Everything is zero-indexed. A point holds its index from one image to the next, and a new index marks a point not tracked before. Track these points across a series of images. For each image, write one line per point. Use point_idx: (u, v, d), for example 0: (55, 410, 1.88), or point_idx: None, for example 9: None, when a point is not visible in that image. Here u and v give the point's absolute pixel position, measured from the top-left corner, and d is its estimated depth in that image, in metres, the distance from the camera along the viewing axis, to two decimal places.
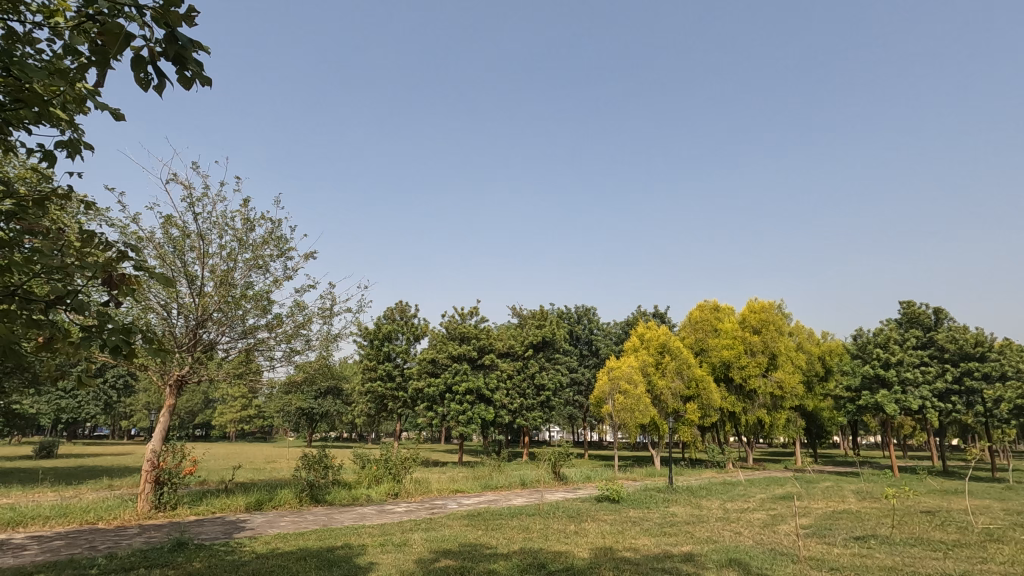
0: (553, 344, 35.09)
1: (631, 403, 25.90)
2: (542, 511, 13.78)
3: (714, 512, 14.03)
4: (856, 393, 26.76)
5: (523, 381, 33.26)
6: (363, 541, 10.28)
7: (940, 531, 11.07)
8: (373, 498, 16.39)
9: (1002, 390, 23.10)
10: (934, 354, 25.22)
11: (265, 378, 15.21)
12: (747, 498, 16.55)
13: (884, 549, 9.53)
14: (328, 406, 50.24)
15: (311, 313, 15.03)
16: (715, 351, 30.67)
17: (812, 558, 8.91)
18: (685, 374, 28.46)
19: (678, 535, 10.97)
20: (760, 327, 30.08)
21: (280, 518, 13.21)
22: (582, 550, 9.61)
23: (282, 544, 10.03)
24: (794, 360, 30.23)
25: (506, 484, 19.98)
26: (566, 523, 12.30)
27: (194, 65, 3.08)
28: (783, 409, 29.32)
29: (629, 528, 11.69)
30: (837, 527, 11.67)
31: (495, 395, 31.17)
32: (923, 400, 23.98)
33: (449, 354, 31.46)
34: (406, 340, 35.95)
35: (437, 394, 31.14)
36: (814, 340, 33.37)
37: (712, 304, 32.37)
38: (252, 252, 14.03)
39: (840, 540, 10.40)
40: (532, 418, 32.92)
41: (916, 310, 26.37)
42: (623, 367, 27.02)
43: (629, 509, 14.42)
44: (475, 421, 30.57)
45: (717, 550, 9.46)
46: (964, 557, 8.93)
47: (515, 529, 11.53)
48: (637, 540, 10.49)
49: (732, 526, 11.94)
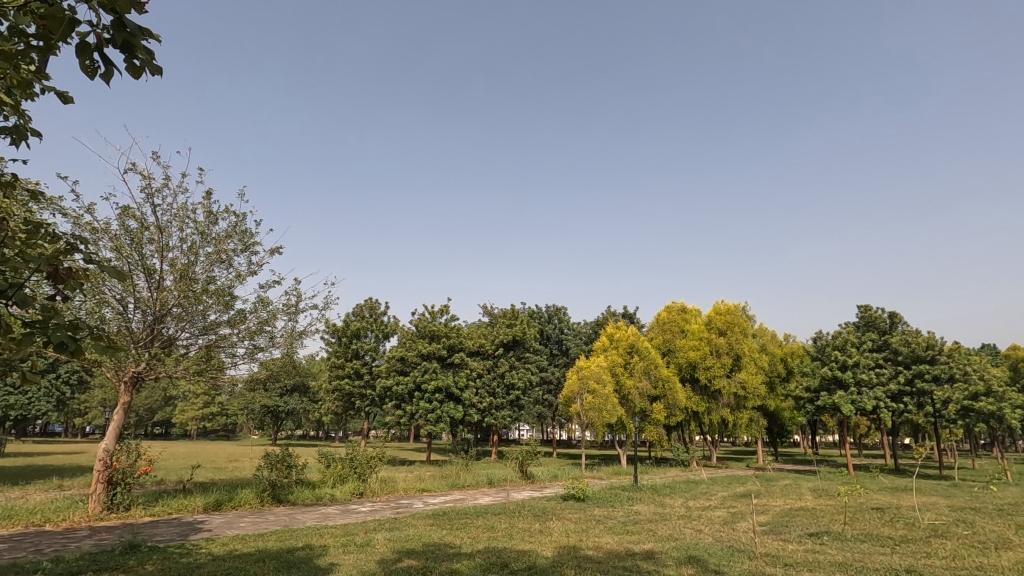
0: (523, 344, 35.28)
1: (599, 403, 26.17)
2: (508, 510, 13.79)
3: (677, 510, 14.29)
4: (815, 394, 27.72)
5: (493, 380, 33.22)
6: (324, 542, 10.12)
7: (889, 527, 11.53)
8: (337, 498, 16.12)
9: (951, 392, 24.10)
10: (889, 356, 26.33)
11: (227, 375, 14.83)
12: (708, 496, 16.92)
13: (836, 545, 9.87)
14: (295, 404, 49.33)
15: (275, 309, 14.71)
16: (682, 351, 31.23)
17: (768, 554, 9.17)
18: (652, 374, 29.00)
19: (640, 533, 11.14)
20: (726, 329, 30.80)
21: (239, 519, 12.92)
22: (546, 549, 9.67)
23: (240, 546, 9.79)
24: (758, 361, 30.96)
25: (473, 483, 19.92)
26: (531, 521, 12.36)
27: (145, 55, 2.99)
28: (745, 408, 30.05)
29: (594, 527, 11.80)
30: (792, 524, 12.06)
31: (464, 394, 31.06)
32: (877, 400, 24.98)
33: (419, 352, 31.30)
34: (375, 337, 35.58)
35: (406, 392, 30.84)
36: (777, 342, 34.32)
37: (679, 305, 32.90)
38: (214, 246, 13.66)
39: (795, 536, 10.74)
40: (501, 417, 32.99)
41: (872, 315, 27.44)
42: (591, 367, 27.22)
43: (593, 508, 14.53)
44: (443, 420, 30.42)
45: (677, 548, 9.65)
46: (909, 552, 9.33)
47: (480, 528, 11.51)
48: (600, 538, 10.61)
49: (693, 524, 12.19)
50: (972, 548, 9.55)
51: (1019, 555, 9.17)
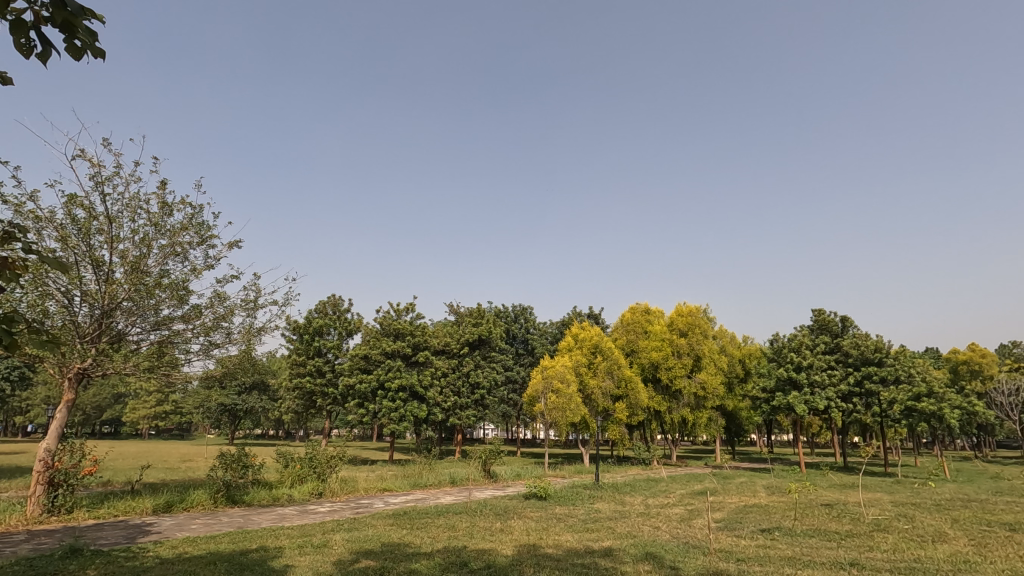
0: (488, 343, 35.33)
1: (562, 402, 26.39)
2: (469, 509, 13.75)
3: (636, 508, 14.51)
4: (770, 394, 28.73)
5: (457, 379, 33.09)
6: (280, 543, 9.89)
7: (836, 523, 12.01)
8: (295, 498, 15.75)
9: (896, 393, 25.17)
10: (840, 358, 27.32)
11: (181, 372, 14.34)
12: (667, 494, 17.24)
13: (786, 541, 10.21)
14: (253, 402, 48.07)
15: (233, 305, 14.29)
16: (644, 352, 31.75)
17: (721, 550, 9.41)
18: (615, 374, 29.42)
19: (600, 531, 11.28)
20: (687, 330, 31.49)
21: (191, 520, 12.51)
22: (506, 548, 9.70)
23: (191, 548, 9.48)
24: (717, 362, 31.78)
25: (435, 483, 19.82)
26: (492, 520, 12.38)
27: (86, 36, 2.86)
28: (705, 408, 30.80)
29: (554, 525, 11.90)
30: (746, 520, 12.42)
31: (428, 393, 30.82)
32: (828, 401, 26.01)
33: (383, 350, 30.93)
34: (338, 335, 34.93)
35: (369, 390, 30.43)
36: (736, 344, 35.26)
37: (643, 306, 33.44)
38: (168, 238, 13.17)
39: (748, 532, 11.07)
40: (465, 417, 32.89)
41: (826, 318, 28.45)
42: (555, 366, 27.38)
43: (555, 507, 14.62)
44: (406, 419, 30.09)
45: (635, 545, 9.82)
46: (853, 546, 9.75)
47: (440, 527, 11.45)
48: (560, 536, 10.71)
49: (651, 521, 12.42)
50: (911, 542, 10.04)
51: (952, 547, 9.71)
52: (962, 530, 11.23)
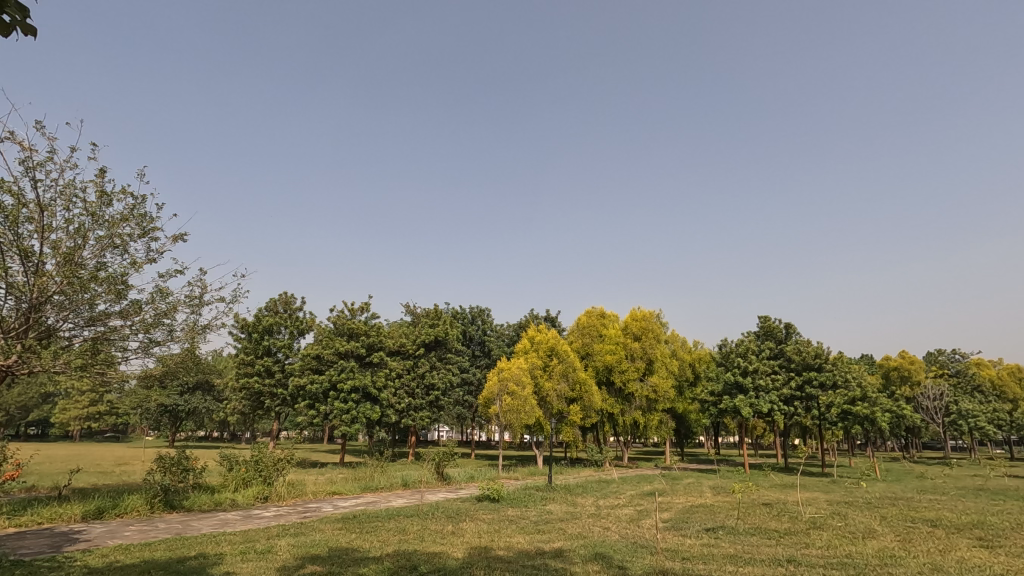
0: (445, 344, 35.10)
1: (517, 404, 26.47)
2: (421, 511, 13.61)
3: (587, 509, 14.72)
4: (718, 398, 29.75)
5: (412, 380, 32.72)
6: (221, 550, 9.52)
7: (776, 521, 12.53)
8: (239, 503, 15.14)
9: (834, 397, 26.44)
10: (783, 363, 28.51)
11: (117, 371, 13.62)
12: (618, 496, 17.53)
13: (729, 539, 10.58)
14: (196, 403, 46.13)
15: (176, 301, 13.63)
16: (599, 355, 32.22)
17: (668, 549, 9.65)
18: (570, 377, 29.74)
19: (551, 533, 11.36)
20: (641, 334, 32.20)
21: (124, 527, 11.87)
22: (457, 551, 9.64)
23: (123, 557, 8.97)
24: (669, 366, 32.61)
25: (387, 485, 19.54)
26: (444, 523, 12.29)
27: (14, 10, 2.68)
28: (656, 411, 31.58)
29: (506, 527, 11.92)
30: (692, 520, 12.79)
31: (382, 394, 30.31)
32: (772, 404, 27.12)
33: (336, 350, 30.26)
34: (289, 334, 33.85)
35: (320, 391, 29.70)
36: (687, 348, 36.29)
37: (599, 310, 33.95)
38: (106, 229, 12.46)
39: (693, 531, 11.41)
40: (420, 418, 32.54)
41: (771, 325, 29.69)
42: (511, 368, 27.46)
43: (507, 509, 14.67)
44: (359, 420, 29.50)
45: (584, 545, 9.97)
46: (791, 543, 10.20)
47: (391, 531, 11.27)
48: (512, 538, 10.73)
49: (602, 522, 12.63)
50: (843, 538, 10.60)
51: (881, 543, 10.28)
52: (890, 526, 11.91)
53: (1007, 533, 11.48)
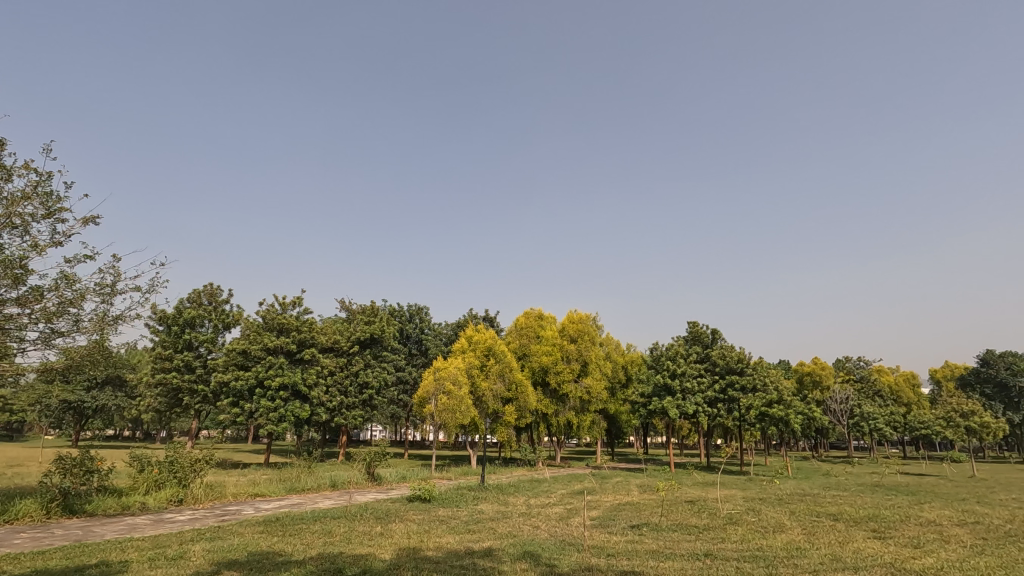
0: (381, 342, 34.48)
1: (453, 404, 26.33)
2: (348, 513, 13.27)
3: (518, 508, 14.86)
4: (648, 399, 30.88)
5: (345, 378, 31.87)
6: (126, 557, 8.88)
7: (696, 518, 13.15)
8: (150, 506, 14.16)
9: (753, 399, 28.00)
10: (709, 367, 29.91)
11: (12, 363, 12.42)
12: (549, 494, 17.83)
13: (652, 536, 10.99)
14: (106, 400, 42.76)
15: (84, 289, 12.58)
16: (535, 356, 32.57)
17: (594, 546, 9.92)
18: (506, 377, 29.86)
19: (481, 532, 11.39)
20: (577, 337, 32.91)
21: (14, 535, 10.82)
22: (384, 552, 9.48)
23: (12, 568, 8.19)
24: (602, 368, 33.50)
25: (314, 486, 18.90)
26: (373, 524, 12.04)
27: None
28: (589, 411, 32.37)
29: (436, 527, 11.83)
30: (618, 517, 13.20)
31: (313, 392, 29.30)
32: (697, 406, 28.43)
33: (264, 346, 28.91)
34: (213, 327, 32.02)
35: (246, 388, 28.30)
36: (620, 351, 37.37)
37: (537, 312, 34.36)
38: (4, 208, 11.34)
39: (620, 529, 11.78)
40: (352, 418, 31.72)
41: (699, 330, 31.10)
42: (448, 368, 27.27)
43: (438, 509, 14.58)
44: (286, 419, 28.35)
45: (514, 544, 10.06)
46: (708, 538, 10.75)
47: (315, 534, 10.91)
48: (441, 538, 10.66)
49: (531, 521, 12.79)
50: (755, 533, 11.30)
51: (788, 536, 11.06)
52: (797, 521, 12.80)
53: (896, 524, 12.62)
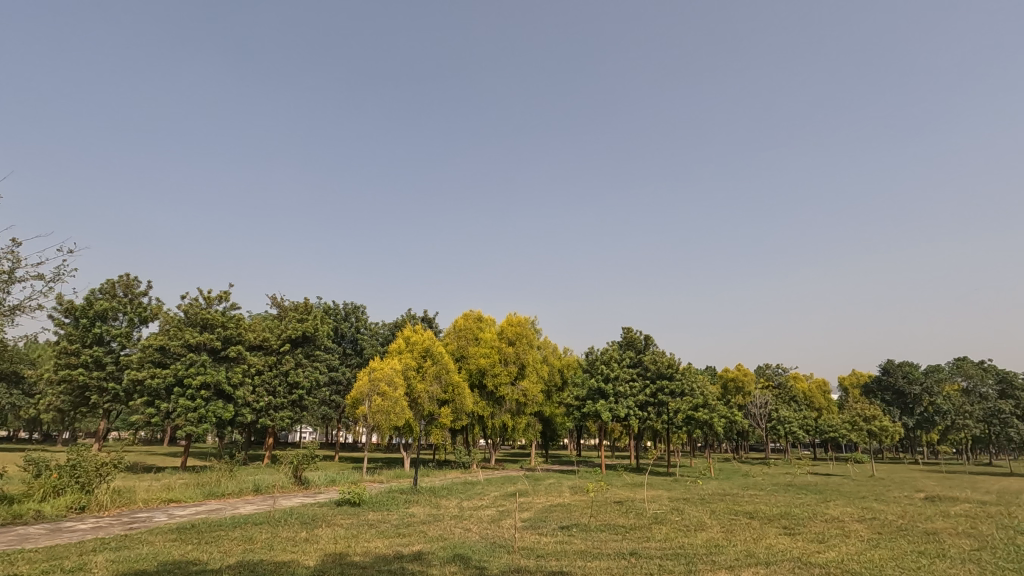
0: (313, 340, 33.41)
1: (387, 406, 25.82)
2: (271, 518, 12.70)
3: (450, 511, 14.76)
4: (582, 402, 31.56)
5: (274, 377, 30.62)
6: (16, 571, 8.08)
7: (624, 517, 13.55)
8: (46, 514, 12.94)
9: (681, 403, 29.16)
10: (641, 372, 30.90)
11: None
12: (481, 497, 17.84)
13: (581, 536, 11.21)
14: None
15: None
16: (473, 358, 32.46)
17: (524, 547, 10.01)
18: (442, 379, 29.61)
19: (411, 535, 11.23)
20: (515, 340, 33.20)
21: None
22: (309, 558, 9.16)
23: None
24: (539, 371, 33.91)
25: (235, 490, 17.96)
26: (297, 530, 11.58)
27: None
28: (524, 414, 32.69)
29: (364, 531, 11.55)
30: (549, 519, 13.37)
31: (237, 392, 27.90)
32: (628, 409, 29.29)
33: (185, 342, 27.18)
34: (127, 321, 29.87)
35: (163, 387, 26.49)
36: (557, 355, 37.98)
37: (476, 314, 34.30)
38: None
39: (550, 530, 11.95)
40: (280, 419, 30.47)
41: (632, 336, 32.12)
42: (384, 368, 26.71)
43: (367, 513, 14.25)
44: (207, 420, 26.82)
45: (445, 548, 9.97)
46: (634, 537, 11.10)
47: (235, 540, 10.40)
48: (370, 543, 10.43)
49: (463, 523, 12.74)
50: (678, 531, 11.77)
51: (708, 535, 11.58)
52: (717, 519, 13.47)
53: (804, 521, 13.56)
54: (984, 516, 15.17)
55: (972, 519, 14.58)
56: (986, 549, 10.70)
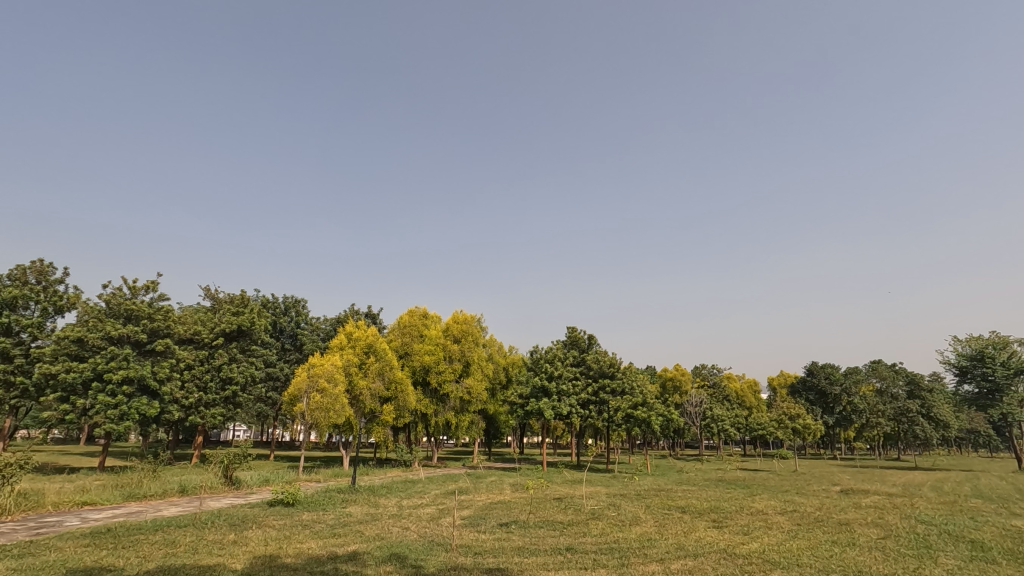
0: (250, 335, 32.08)
1: (326, 402, 25.12)
2: (197, 521, 12.08)
3: (389, 510, 14.55)
4: (526, 401, 31.83)
5: (205, 372, 29.27)
6: None
7: (563, 514, 13.79)
8: None
9: (622, 402, 29.84)
10: (583, 371, 31.44)
11: None
12: (421, 495, 17.68)
13: (519, 532, 11.33)
14: None
15: None
16: (417, 355, 32.07)
17: (462, 545, 10.01)
18: (385, 376, 29.06)
19: (347, 536, 11.00)
20: (460, 337, 33.07)
21: None
22: (237, 562, 8.79)
23: None
24: (484, 369, 33.88)
25: (158, 492, 16.97)
26: (224, 532, 11.06)
27: None
28: (468, 412, 32.55)
29: (298, 532, 11.21)
30: (488, 516, 13.43)
31: (164, 388, 26.42)
32: (570, 407, 29.78)
33: (106, 334, 25.33)
34: (40, 310, 27.60)
35: (79, 383, 24.54)
36: (502, 353, 38.13)
37: (422, 311, 33.90)
38: None
39: (489, 527, 11.99)
40: (211, 416, 29.07)
41: (577, 335, 32.66)
42: (324, 364, 25.95)
43: (302, 513, 13.84)
44: (129, 417, 25.22)
45: (381, 547, 9.83)
46: (571, 533, 11.34)
47: (156, 545, 9.84)
48: (303, 544, 10.13)
49: (401, 522, 12.59)
50: (614, 526, 12.10)
51: (642, 529, 11.98)
52: (650, 514, 13.92)
53: (731, 514, 14.21)
54: (891, 507, 16.42)
55: (880, 509, 15.73)
56: (890, 537, 11.60)
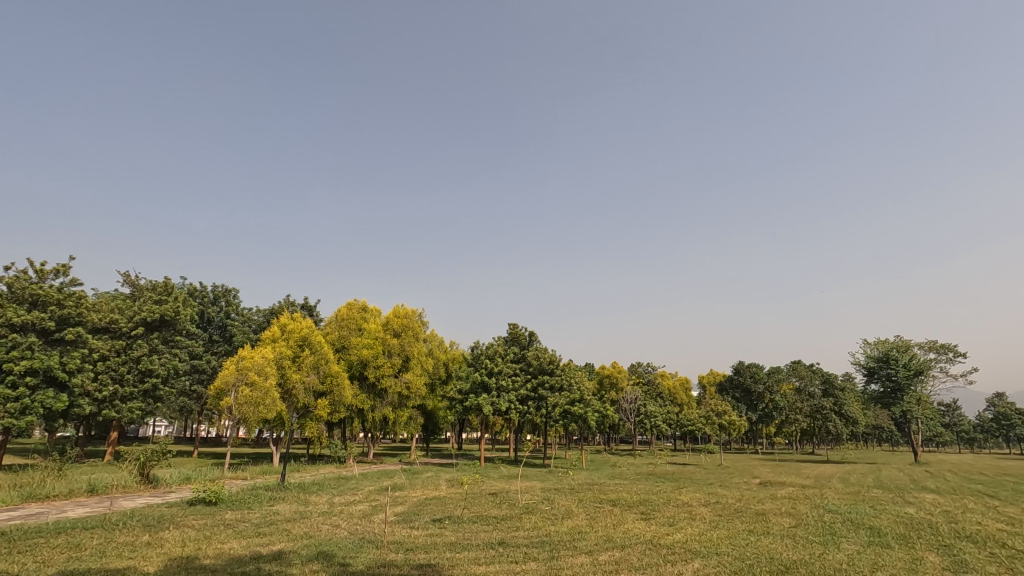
0: (173, 325, 30.43)
1: (256, 397, 24.12)
2: (106, 522, 11.29)
3: (319, 507, 14.16)
4: (465, 396, 31.80)
5: (122, 364, 27.49)
6: None
7: (497, 508, 13.88)
8: None
9: (560, 399, 30.30)
10: (523, 367, 31.74)
11: None
12: (354, 491, 17.30)
13: (452, 528, 11.29)
14: None
15: None
16: (355, 349, 31.39)
17: (393, 542, 9.86)
18: (321, 370, 28.17)
19: (273, 535, 10.61)
20: (401, 331, 32.52)
21: None
22: (149, 564, 8.29)
23: None
24: (423, 363, 33.57)
25: (64, 492, 15.73)
26: (137, 533, 10.41)
27: None
28: (406, 407, 32.14)
29: (219, 532, 10.70)
30: (422, 512, 13.31)
31: (74, 380, 24.46)
32: (509, 402, 30.03)
33: (7, 321, 23.01)
34: None
35: None
36: (442, 348, 37.90)
37: (361, 304, 33.24)
38: None
39: (422, 523, 11.91)
40: (127, 410, 27.27)
41: (518, 332, 32.93)
42: (254, 357, 24.84)
43: (225, 512, 13.22)
44: (32, 412, 23.16)
45: (308, 545, 9.53)
46: (504, 528, 11.43)
47: (58, 549, 9.12)
48: (224, 544, 9.68)
49: (331, 519, 12.28)
50: (546, 520, 12.30)
51: (573, 522, 12.26)
52: (583, 507, 14.24)
53: (659, 506, 14.78)
54: (803, 497, 17.61)
55: (793, 500, 16.82)
56: (801, 525, 12.44)
